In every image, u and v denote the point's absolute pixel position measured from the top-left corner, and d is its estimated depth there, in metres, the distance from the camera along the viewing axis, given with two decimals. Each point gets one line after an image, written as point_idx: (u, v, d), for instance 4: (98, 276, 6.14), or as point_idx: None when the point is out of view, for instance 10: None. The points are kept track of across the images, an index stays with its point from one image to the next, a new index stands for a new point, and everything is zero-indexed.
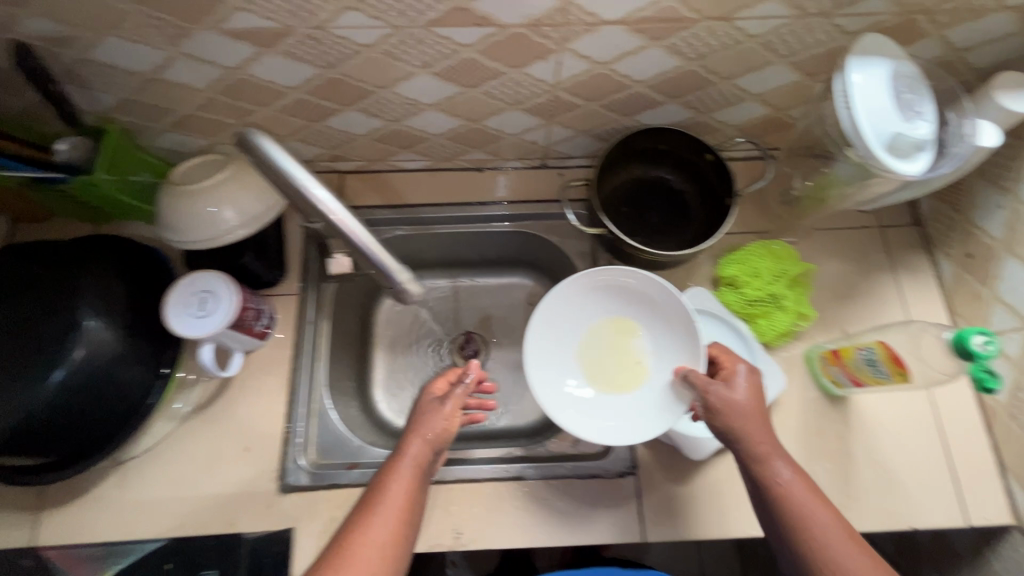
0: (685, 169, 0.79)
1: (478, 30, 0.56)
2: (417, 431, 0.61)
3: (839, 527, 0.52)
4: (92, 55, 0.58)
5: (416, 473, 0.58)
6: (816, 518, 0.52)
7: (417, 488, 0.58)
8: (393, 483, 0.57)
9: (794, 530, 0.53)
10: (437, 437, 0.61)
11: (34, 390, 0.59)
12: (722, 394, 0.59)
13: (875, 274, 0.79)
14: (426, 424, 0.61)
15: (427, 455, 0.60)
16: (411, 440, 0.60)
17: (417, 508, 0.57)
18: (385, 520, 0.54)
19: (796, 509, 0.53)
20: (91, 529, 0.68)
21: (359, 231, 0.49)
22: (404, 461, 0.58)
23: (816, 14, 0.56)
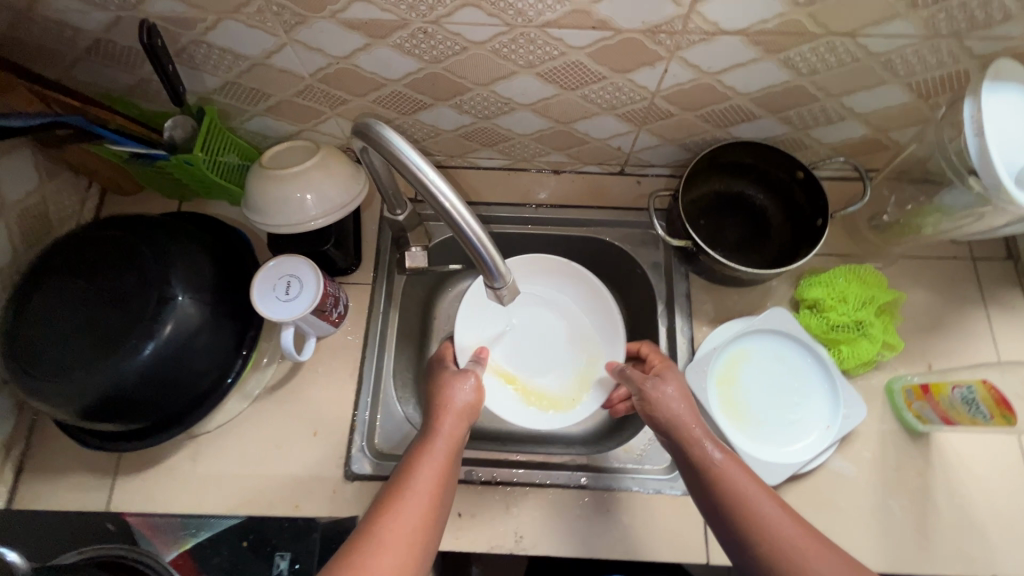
0: (772, 186, 0.77)
1: (593, 33, 0.55)
2: (447, 406, 0.63)
3: (771, 501, 0.54)
4: (209, 37, 0.60)
5: (449, 449, 0.58)
6: (750, 495, 0.54)
7: (451, 462, 0.58)
8: (426, 460, 0.56)
9: (725, 511, 0.54)
10: (464, 412, 0.63)
11: (130, 358, 0.61)
12: (657, 387, 0.64)
13: (968, 309, 0.75)
14: (452, 400, 0.63)
15: (459, 431, 0.61)
16: (443, 416, 0.61)
17: (449, 485, 0.57)
18: (419, 495, 0.53)
19: (728, 487, 0.55)
20: (164, 499, 0.69)
21: (470, 221, 0.47)
22: (438, 439, 0.59)
23: (945, 35, 0.54)
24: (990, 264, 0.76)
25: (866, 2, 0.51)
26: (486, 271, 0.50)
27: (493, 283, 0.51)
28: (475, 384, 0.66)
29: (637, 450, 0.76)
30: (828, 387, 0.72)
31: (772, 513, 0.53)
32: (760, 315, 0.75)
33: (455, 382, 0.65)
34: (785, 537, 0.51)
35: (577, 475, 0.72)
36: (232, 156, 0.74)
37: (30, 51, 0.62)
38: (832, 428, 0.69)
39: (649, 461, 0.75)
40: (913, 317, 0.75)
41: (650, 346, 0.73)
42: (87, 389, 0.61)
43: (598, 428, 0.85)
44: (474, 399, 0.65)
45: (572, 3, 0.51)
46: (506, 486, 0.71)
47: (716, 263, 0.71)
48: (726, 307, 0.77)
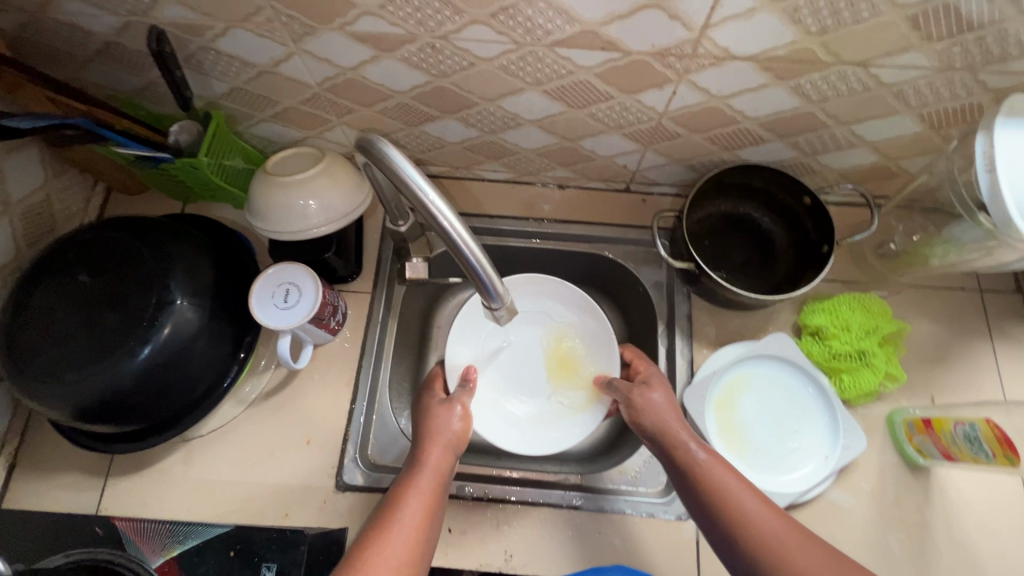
0: (778, 209, 0.76)
1: (602, 54, 0.55)
2: (437, 436, 0.62)
3: (756, 500, 0.53)
4: (218, 44, 0.60)
5: (437, 480, 0.58)
6: (736, 496, 0.54)
7: (440, 493, 0.57)
8: (413, 490, 0.56)
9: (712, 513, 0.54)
10: (454, 442, 0.62)
11: (126, 361, 0.61)
12: (643, 394, 0.65)
13: (974, 342, 0.74)
14: (439, 431, 0.63)
15: (447, 461, 0.61)
16: (432, 447, 0.61)
17: (437, 515, 0.56)
18: (409, 527, 0.53)
19: (714, 490, 0.55)
20: (155, 502, 0.69)
21: (470, 243, 0.46)
22: (424, 468, 0.58)
23: (960, 68, 0.53)
24: (997, 297, 0.75)
25: (880, 33, 0.50)
26: (483, 292, 0.50)
27: (490, 304, 0.51)
28: (463, 414, 0.65)
29: (632, 472, 0.75)
30: (828, 416, 0.70)
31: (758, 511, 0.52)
32: (761, 340, 0.74)
33: (444, 411, 0.65)
34: (776, 537, 0.51)
35: (571, 496, 0.71)
36: (237, 161, 0.74)
37: (40, 52, 0.63)
38: (831, 458, 0.68)
39: (644, 483, 0.74)
40: (917, 348, 0.73)
41: (633, 350, 0.76)
42: (82, 390, 0.61)
43: (594, 447, 0.84)
44: (463, 430, 0.64)
45: (581, 24, 0.51)
46: (498, 503, 0.70)
47: (718, 286, 0.70)
48: (727, 330, 0.76)
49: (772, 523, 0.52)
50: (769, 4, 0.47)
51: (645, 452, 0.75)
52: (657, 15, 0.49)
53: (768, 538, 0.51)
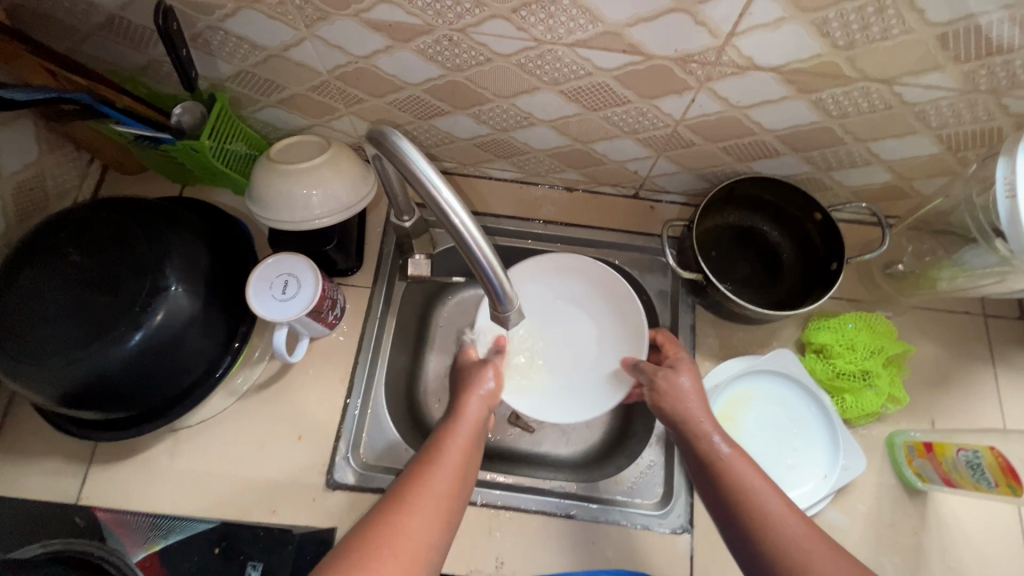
0: (787, 224, 0.75)
1: (623, 57, 0.53)
2: (472, 391, 0.64)
3: (775, 496, 0.52)
4: (227, 25, 0.58)
5: (472, 433, 0.59)
6: (754, 488, 0.53)
7: (475, 444, 0.58)
8: (452, 437, 0.57)
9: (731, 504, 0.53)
10: (488, 398, 0.64)
11: (115, 346, 0.59)
12: (668, 376, 0.64)
13: (977, 367, 0.73)
14: (474, 387, 0.64)
15: (483, 414, 0.62)
16: (467, 400, 0.62)
17: (472, 468, 0.56)
18: (446, 469, 0.53)
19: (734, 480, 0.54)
20: (138, 492, 0.67)
21: (484, 248, 0.44)
22: (462, 421, 0.60)
23: (984, 91, 0.53)
24: (1002, 323, 0.74)
25: (906, 52, 0.49)
26: (494, 297, 0.48)
27: (500, 309, 0.49)
28: (498, 375, 0.67)
29: (628, 482, 0.73)
30: (828, 435, 0.70)
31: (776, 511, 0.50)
32: (765, 355, 0.73)
33: (480, 371, 0.67)
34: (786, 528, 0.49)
35: (566, 504, 0.70)
36: (239, 145, 0.72)
37: (40, 22, 0.60)
38: (829, 478, 0.67)
39: (640, 494, 0.72)
40: (920, 370, 0.73)
41: (666, 333, 0.72)
42: (69, 375, 0.58)
43: (590, 453, 0.83)
44: (496, 389, 0.65)
45: (604, 25, 0.50)
46: (490, 509, 0.69)
47: (724, 298, 0.68)
48: (731, 342, 0.75)
49: (786, 520, 0.50)
50: (798, 15, 0.46)
51: (642, 462, 0.74)
52: (683, 20, 0.48)
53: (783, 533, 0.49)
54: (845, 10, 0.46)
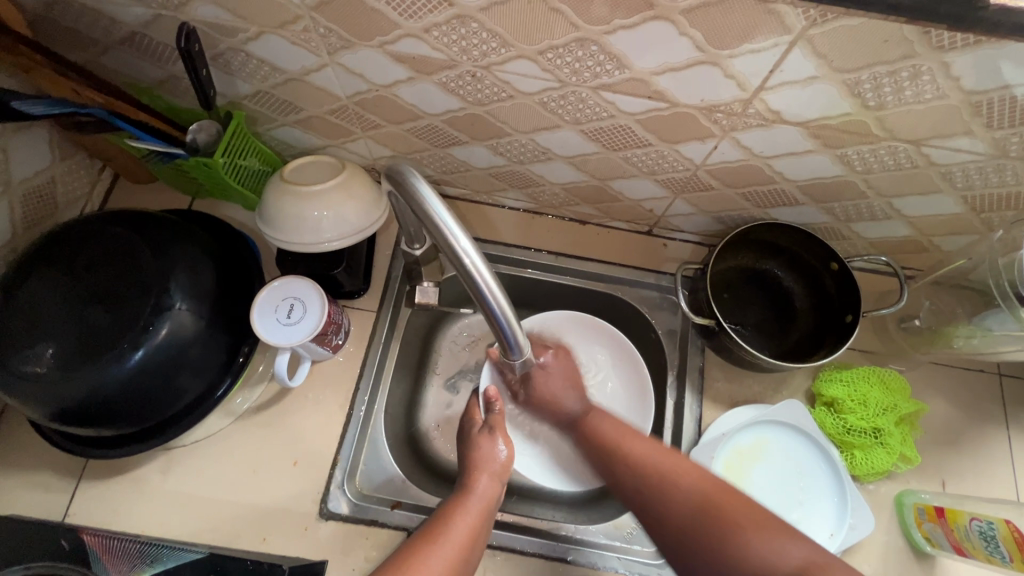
0: (802, 271, 0.74)
1: (648, 102, 0.53)
2: (484, 466, 0.64)
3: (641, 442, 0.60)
4: (249, 47, 0.57)
5: (485, 508, 0.60)
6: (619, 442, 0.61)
7: (484, 521, 0.59)
8: (461, 516, 0.58)
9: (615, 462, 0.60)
10: (500, 470, 0.65)
11: (115, 365, 0.58)
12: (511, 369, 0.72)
13: (992, 428, 0.71)
14: (485, 459, 0.65)
15: (494, 490, 0.63)
16: (478, 475, 0.63)
17: (479, 542, 0.58)
18: (447, 547, 0.55)
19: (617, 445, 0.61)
20: (125, 512, 0.65)
21: (496, 292, 0.43)
22: (472, 496, 0.61)
23: (1013, 157, 0.52)
24: (1018, 384, 0.73)
25: (939, 116, 0.48)
26: (504, 343, 0.47)
27: (509, 355, 0.48)
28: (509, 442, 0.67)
29: (627, 528, 0.71)
30: (838, 493, 0.68)
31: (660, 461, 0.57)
32: (774, 405, 0.72)
33: (488, 441, 0.67)
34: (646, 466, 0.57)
35: (563, 548, 0.68)
36: (253, 161, 0.71)
37: (61, 33, 0.60)
38: (836, 537, 0.65)
39: (639, 541, 0.70)
40: (932, 429, 0.71)
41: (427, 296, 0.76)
42: (66, 393, 0.57)
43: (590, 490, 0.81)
44: (507, 458, 0.66)
45: (631, 71, 0.49)
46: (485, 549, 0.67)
47: (736, 346, 0.67)
48: (740, 389, 0.74)
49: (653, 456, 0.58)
50: (831, 74, 0.46)
51: None
52: (712, 72, 0.47)
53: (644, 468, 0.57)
54: (878, 73, 0.45)
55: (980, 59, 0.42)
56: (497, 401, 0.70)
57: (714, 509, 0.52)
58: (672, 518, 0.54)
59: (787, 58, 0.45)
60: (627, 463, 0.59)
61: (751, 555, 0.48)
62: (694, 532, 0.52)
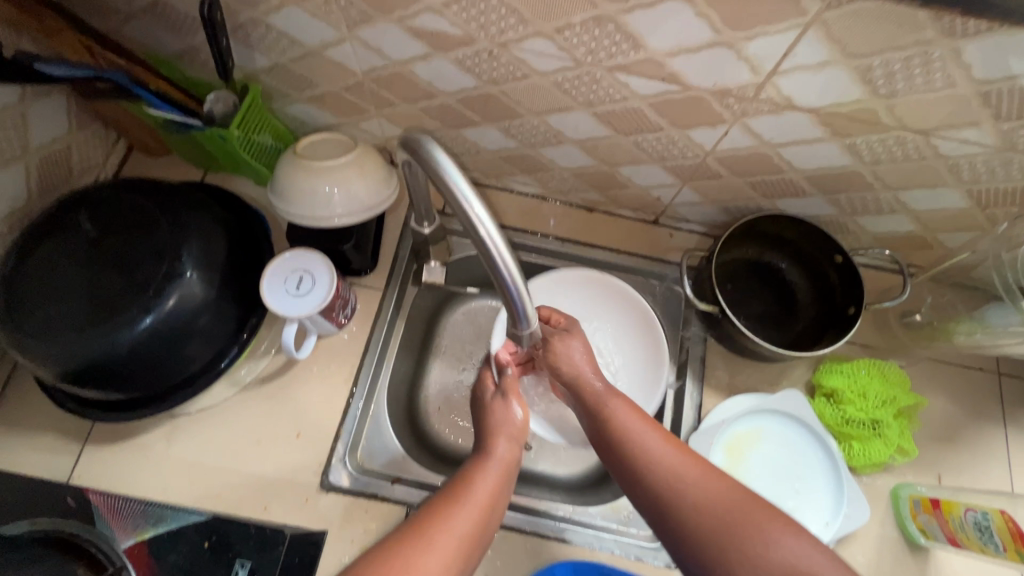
0: (807, 265, 0.75)
1: (661, 85, 0.53)
2: (500, 428, 0.64)
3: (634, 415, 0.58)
4: (270, 19, 0.58)
5: (503, 470, 0.60)
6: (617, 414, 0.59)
7: (502, 485, 0.59)
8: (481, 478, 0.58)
9: (609, 435, 0.58)
10: (519, 432, 0.64)
11: (126, 329, 0.58)
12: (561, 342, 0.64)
13: (989, 426, 0.71)
14: (502, 424, 0.64)
15: (513, 454, 0.62)
16: (497, 439, 0.63)
17: (499, 508, 0.57)
18: (469, 512, 0.54)
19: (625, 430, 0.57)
20: (130, 477, 0.66)
21: (509, 263, 0.43)
22: (491, 461, 0.60)
23: (1020, 150, 0.52)
24: (1016, 382, 0.73)
25: (948, 106, 0.49)
26: (513, 314, 0.48)
27: (518, 327, 0.49)
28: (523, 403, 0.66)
29: (625, 511, 0.72)
30: (834, 484, 0.68)
31: (668, 458, 0.54)
32: (774, 395, 0.72)
33: (502, 409, 0.65)
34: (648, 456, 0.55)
35: (561, 528, 0.69)
36: (266, 137, 0.72)
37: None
38: (831, 526, 0.66)
39: (636, 524, 0.71)
40: (930, 424, 0.71)
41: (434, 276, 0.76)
42: (76, 354, 0.58)
43: (587, 475, 0.80)
44: (522, 420, 0.65)
45: (646, 52, 0.50)
46: None
47: (739, 334, 0.67)
48: (740, 378, 0.75)
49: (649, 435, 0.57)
50: (843, 60, 0.46)
51: None
52: (726, 55, 0.48)
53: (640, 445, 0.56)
54: (890, 59, 0.46)
55: (990, 48, 0.43)
56: (508, 364, 0.70)
57: (737, 522, 0.49)
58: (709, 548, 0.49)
59: (800, 41, 0.45)
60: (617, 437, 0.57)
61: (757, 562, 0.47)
62: (697, 530, 0.50)
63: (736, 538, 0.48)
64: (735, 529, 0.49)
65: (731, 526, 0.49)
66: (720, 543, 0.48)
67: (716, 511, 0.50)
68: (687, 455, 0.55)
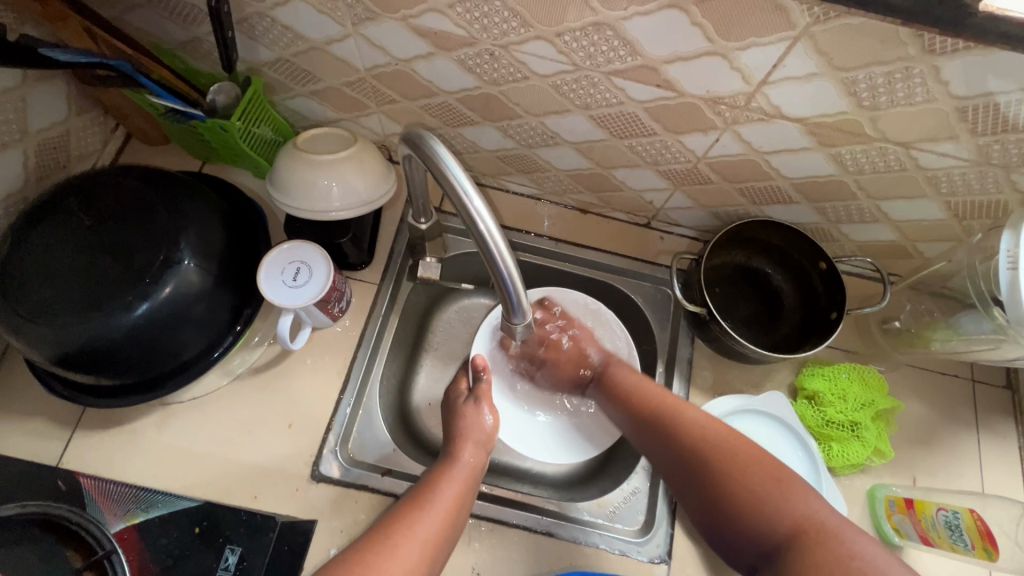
0: (793, 270, 0.77)
1: (656, 91, 0.55)
2: (468, 435, 0.66)
3: (645, 381, 0.68)
4: (276, 14, 0.59)
5: (470, 474, 0.63)
6: (631, 384, 0.69)
7: (468, 490, 0.61)
8: (446, 484, 0.60)
9: (623, 401, 0.68)
10: (484, 440, 0.66)
11: (122, 314, 0.59)
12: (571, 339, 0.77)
13: (962, 431, 0.74)
14: (471, 430, 0.66)
15: (479, 459, 0.65)
16: (463, 445, 0.65)
17: (463, 515, 0.59)
18: (434, 517, 0.56)
19: (630, 387, 0.69)
20: (120, 463, 0.66)
21: (506, 258, 0.45)
22: (458, 466, 0.62)
23: (995, 164, 0.55)
24: (988, 389, 0.76)
25: (928, 119, 0.51)
26: (508, 307, 0.49)
27: (512, 320, 0.50)
28: (494, 410, 0.69)
29: (611, 507, 0.74)
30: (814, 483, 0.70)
31: (681, 411, 0.62)
32: (758, 396, 0.74)
33: (473, 412, 0.68)
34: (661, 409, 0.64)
35: (547, 522, 0.70)
36: (267, 129, 0.73)
37: None
38: None
39: (621, 520, 0.73)
40: (907, 427, 0.74)
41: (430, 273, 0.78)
42: (70, 337, 0.58)
43: (573, 473, 0.82)
44: (493, 428, 0.68)
45: (643, 58, 0.51)
46: (472, 519, 0.69)
47: (726, 336, 0.69)
48: (725, 379, 0.77)
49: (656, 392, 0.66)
50: (830, 72, 0.48)
51: (627, 488, 0.75)
52: (719, 64, 0.50)
53: (653, 403, 0.65)
54: (875, 73, 0.48)
55: (968, 65, 0.45)
56: (484, 369, 0.70)
57: (758, 480, 0.54)
58: (722, 486, 0.55)
59: (791, 53, 0.47)
60: (629, 394, 0.68)
61: (762, 517, 0.52)
62: (713, 476, 0.56)
63: (742, 482, 0.54)
64: (742, 474, 0.55)
65: (742, 464, 0.56)
66: (734, 488, 0.54)
67: (723, 456, 0.57)
68: (704, 415, 0.62)
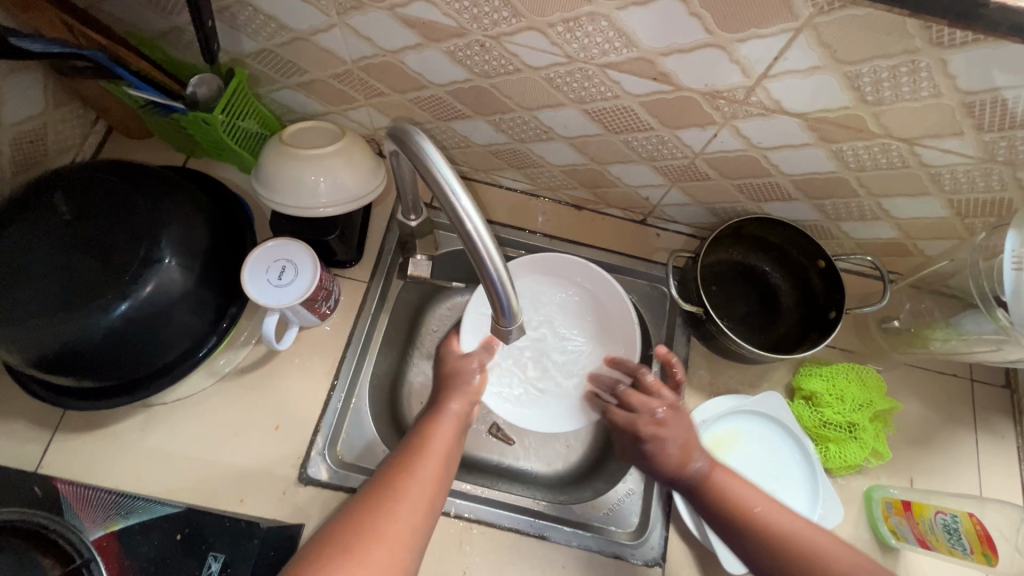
0: (790, 268, 0.75)
1: (653, 84, 0.53)
2: (455, 385, 0.65)
3: (742, 487, 0.60)
4: (258, 3, 0.57)
5: (460, 422, 0.62)
6: (734, 495, 0.60)
7: (459, 436, 0.61)
8: (436, 430, 0.59)
9: (723, 512, 0.59)
10: (473, 392, 0.65)
11: (99, 315, 0.57)
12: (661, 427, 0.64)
13: (960, 431, 0.73)
14: (458, 381, 0.65)
15: (467, 408, 0.64)
16: (450, 394, 0.64)
17: (456, 453, 0.60)
18: (431, 458, 0.56)
19: (729, 495, 0.60)
20: (102, 467, 0.65)
21: (495, 258, 0.43)
22: (447, 413, 0.62)
23: (1000, 161, 0.53)
24: (986, 388, 0.75)
25: (932, 115, 0.50)
26: (498, 310, 0.47)
27: (502, 323, 0.49)
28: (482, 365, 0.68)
29: (605, 508, 0.72)
30: (811, 484, 0.69)
31: (785, 525, 0.57)
32: (754, 397, 0.73)
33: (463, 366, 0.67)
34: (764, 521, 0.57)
35: (540, 525, 0.68)
36: (252, 123, 0.71)
37: None
38: None
39: (615, 522, 0.71)
40: (905, 428, 0.73)
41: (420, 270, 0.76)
42: (46, 338, 0.56)
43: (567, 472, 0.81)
44: (481, 382, 0.66)
45: (639, 50, 0.50)
46: (463, 521, 0.68)
47: (723, 336, 0.68)
48: (721, 379, 0.75)
49: (754, 496, 0.59)
50: (833, 66, 0.47)
51: (621, 490, 0.73)
52: (718, 56, 0.48)
53: (762, 520, 0.57)
54: (880, 67, 0.46)
55: (976, 58, 0.43)
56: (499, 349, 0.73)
57: None
58: None
59: (792, 45, 0.46)
60: (731, 506, 0.59)
61: None
62: None
63: None
64: None
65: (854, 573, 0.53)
66: None
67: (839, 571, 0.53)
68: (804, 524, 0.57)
